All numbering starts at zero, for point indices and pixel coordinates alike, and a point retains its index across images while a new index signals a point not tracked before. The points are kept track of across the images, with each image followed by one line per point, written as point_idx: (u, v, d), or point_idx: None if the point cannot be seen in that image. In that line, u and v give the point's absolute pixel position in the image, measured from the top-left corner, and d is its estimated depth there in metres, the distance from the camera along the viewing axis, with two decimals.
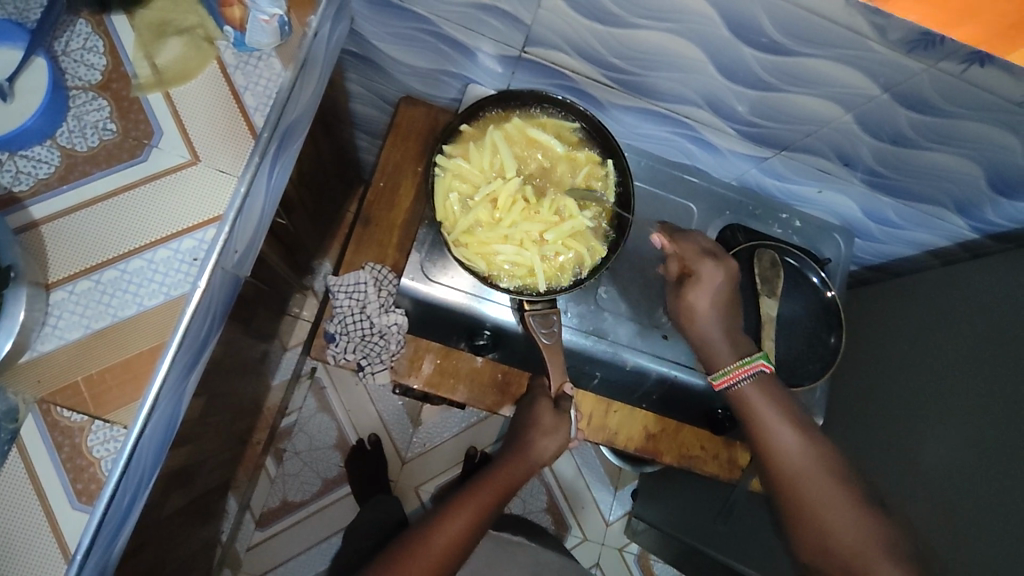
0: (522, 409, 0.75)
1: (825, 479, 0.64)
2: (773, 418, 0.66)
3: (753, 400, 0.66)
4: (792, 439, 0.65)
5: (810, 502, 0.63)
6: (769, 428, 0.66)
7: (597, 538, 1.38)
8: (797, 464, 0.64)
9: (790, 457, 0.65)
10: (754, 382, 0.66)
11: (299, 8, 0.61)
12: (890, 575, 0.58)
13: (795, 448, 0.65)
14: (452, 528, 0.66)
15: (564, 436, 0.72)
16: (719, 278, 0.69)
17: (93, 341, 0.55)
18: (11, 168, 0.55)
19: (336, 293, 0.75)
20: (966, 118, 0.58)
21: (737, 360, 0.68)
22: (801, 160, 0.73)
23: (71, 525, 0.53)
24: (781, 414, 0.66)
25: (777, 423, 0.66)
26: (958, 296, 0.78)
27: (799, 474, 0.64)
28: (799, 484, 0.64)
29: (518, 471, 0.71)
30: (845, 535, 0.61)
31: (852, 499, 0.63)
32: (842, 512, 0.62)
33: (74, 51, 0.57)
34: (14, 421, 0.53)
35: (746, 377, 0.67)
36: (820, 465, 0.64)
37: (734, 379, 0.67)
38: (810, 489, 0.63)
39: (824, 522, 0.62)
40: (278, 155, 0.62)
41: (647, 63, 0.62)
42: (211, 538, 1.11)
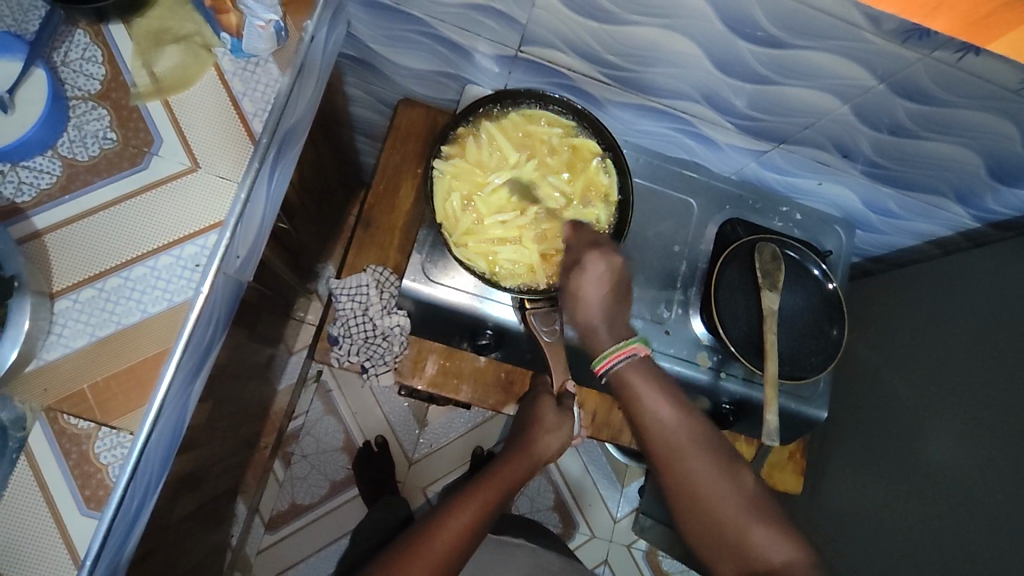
0: (525, 406, 0.76)
1: (698, 447, 0.61)
2: (650, 391, 0.62)
3: (633, 377, 0.62)
4: (668, 411, 0.62)
5: (685, 472, 0.60)
6: (646, 403, 0.62)
7: (605, 535, 1.38)
8: (671, 435, 0.61)
9: (663, 429, 0.61)
10: (632, 362, 0.63)
11: (295, 13, 0.61)
12: (766, 539, 0.57)
13: (670, 419, 0.61)
14: (457, 524, 0.64)
15: (568, 432, 0.74)
16: (603, 267, 0.63)
17: (98, 349, 0.55)
18: (13, 179, 0.55)
19: (339, 296, 0.75)
20: (964, 107, 0.58)
21: (615, 344, 0.63)
22: (799, 153, 0.73)
23: (80, 531, 0.54)
24: (654, 385, 0.62)
25: (653, 395, 0.62)
26: (961, 286, 0.78)
27: (674, 445, 0.61)
28: (672, 456, 0.61)
29: (523, 467, 0.71)
30: (718, 503, 0.59)
31: (725, 464, 0.60)
32: (712, 479, 0.60)
33: (73, 61, 0.57)
34: (22, 430, 0.54)
35: (621, 359, 0.63)
36: (694, 434, 0.61)
37: (614, 362, 0.63)
38: (687, 459, 0.60)
39: (699, 493, 0.59)
40: (278, 160, 0.63)
41: (643, 59, 0.63)
42: (220, 542, 1.11)
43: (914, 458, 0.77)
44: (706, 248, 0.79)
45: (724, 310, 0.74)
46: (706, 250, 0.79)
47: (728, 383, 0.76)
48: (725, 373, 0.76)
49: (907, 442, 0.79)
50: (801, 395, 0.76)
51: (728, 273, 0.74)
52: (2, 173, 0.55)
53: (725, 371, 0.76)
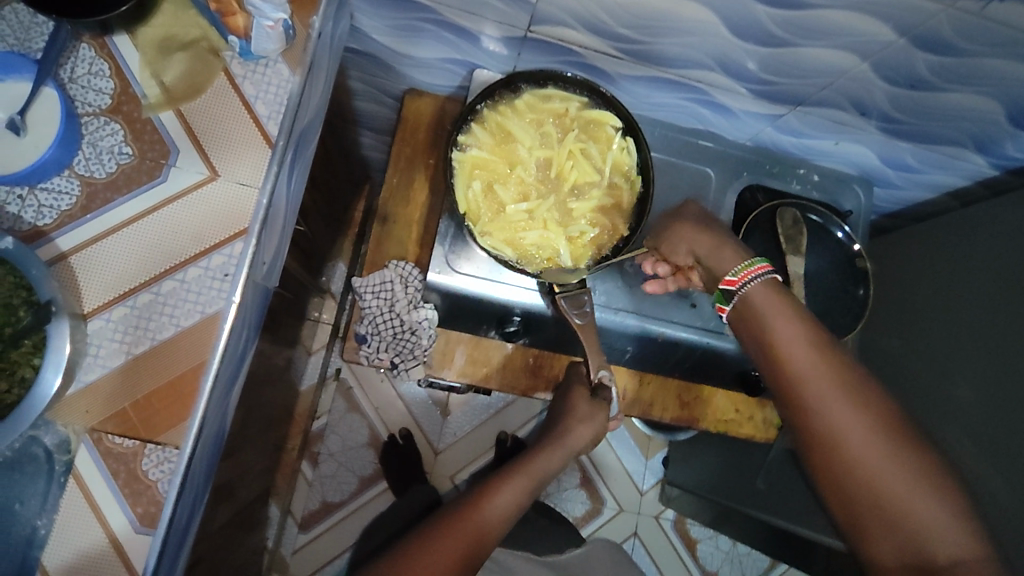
0: (560, 398, 0.76)
1: (841, 388, 0.56)
2: (778, 312, 0.59)
3: (759, 300, 0.60)
4: (794, 338, 0.58)
5: (818, 404, 0.56)
6: (770, 327, 0.59)
7: (633, 508, 1.39)
8: (800, 370, 0.57)
9: (793, 353, 0.58)
10: (761, 282, 0.61)
11: (300, 9, 0.60)
12: (930, 509, 0.52)
13: (792, 340, 0.58)
14: (487, 502, 0.66)
15: (601, 424, 0.73)
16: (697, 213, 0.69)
17: (136, 366, 0.55)
18: (33, 203, 0.54)
19: (363, 294, 0.75)
20: (986, 56, 0.57)
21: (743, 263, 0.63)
22: (817, 114, 0.72)
23: (134, 549, 0.53)
24: (786, 312, 0.59)
25: (786, 323, 0.59)
26: (983, 236, 0.78)
27: (813, 385, 0.56)
28: (811, 387, 0.57)
29: (553, 458, 0.71)
30: (860, 441, 0.54)
31: (845, 386, 0.56)
32: (860, 426, 0.54)
33: (80, 77, 0.56)
34: (67, 453, 0.54)
35: (755, 276, 0.61)
36: (831, 372, 0.56)
37: (746, 279, 0.61)
38: (833, 404, 0.55)
39: (830, 430, 0.55)
40: (295, 161, 0.62)
41: (656, 30, 0.62)
42: (257, 545, 1.12)
43: (936, 405, 0.77)
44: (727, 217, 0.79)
45: None
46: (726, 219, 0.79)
47: None
48: None
49: (928, 390, 0.79)
50: None
51: (751, 241, 0.74)
52: (21, 198, 0.54)
53: None
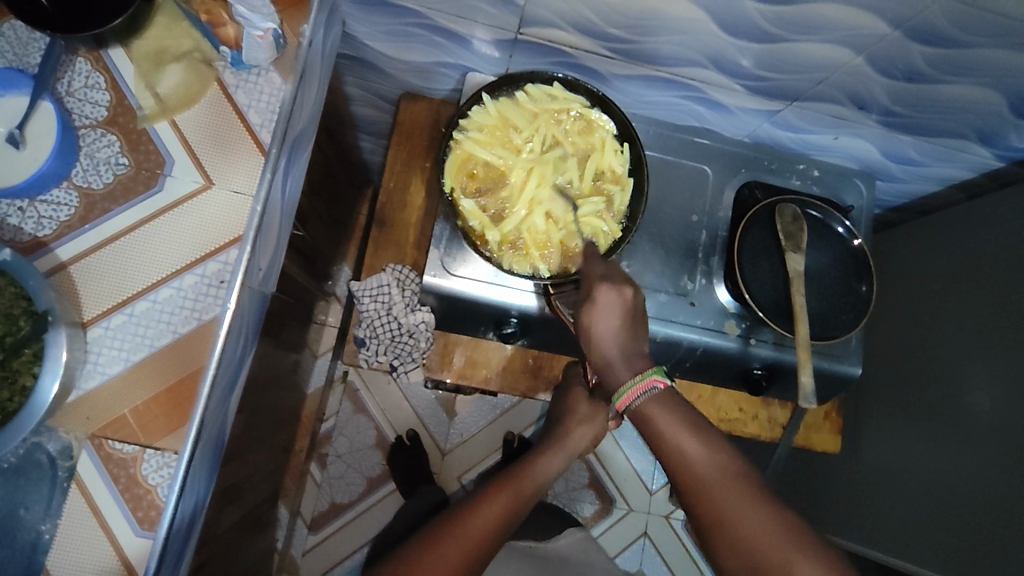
0: (558, 396, 0.77)
1: (737, 483, 0.53)
2: (676, 426, 0.56)
3: (651, 412, 0.57)
4: (697, 450, 0.55)
5: (726, 513, 0.52)
6: (670, 436, 0.56)
7: (643, 508, 1.39)
8: (700, 472, 0.54)
9: (694, 465, 0.54)
10: (653, 396, 0.57)
11: (290, 18, 0.61)
12: (801, 566, 0.49)
13: (700, 458, 0.54)
14: (490, 509, 0.63)
15: (602, 425, 0.72)
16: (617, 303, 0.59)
17: (135, 372, 0.56)
18: (33, 214, 0.56)
19: (361, 298, 0.77)
20: (982, 46, 0.56)
21: (633, 377, 0.58)
22: (813, 108, 0.71)
23: (135, 552, 0.54)
24: (676, 414, 0.56)
25: (678, 431, 0.56)
26: (990, 229, 0.76)
27: (704, 487, 0.53)
28: (712, 493, 0.53)
29: (556, 459, 0.69)
30: (759, 538, 0.50)
31: (761, 495, 0.52)
32: (730, 511, 0.52)
33: (77, 90, 0.57)
34: (69, 459, 0.55)
35: (642, 395, 0.57)
36: (729, 471, 0.54)
37: (632, 396, 0.57)
38: (716, 496, 0.53)
39: (726, 525, 0.52)
40: (289, 170, 0.63)
41: (647, 29, 0.61)
42: (267, 547, 1.13)
43: (954, 408, 0.76)
44: (724, 214, 0.78)
45: (752, 275, 0.72)
46: (724, 216, 0.78)
47: (759, 349, 0.75)
48: (755, 339, 0.75)
49: (944, 392, 0.78)
50: (833, 353, 0.76)
51: (749, 237, 0.73)
52: (22, 210, 0.55)
53: (755, 337, 0.75)
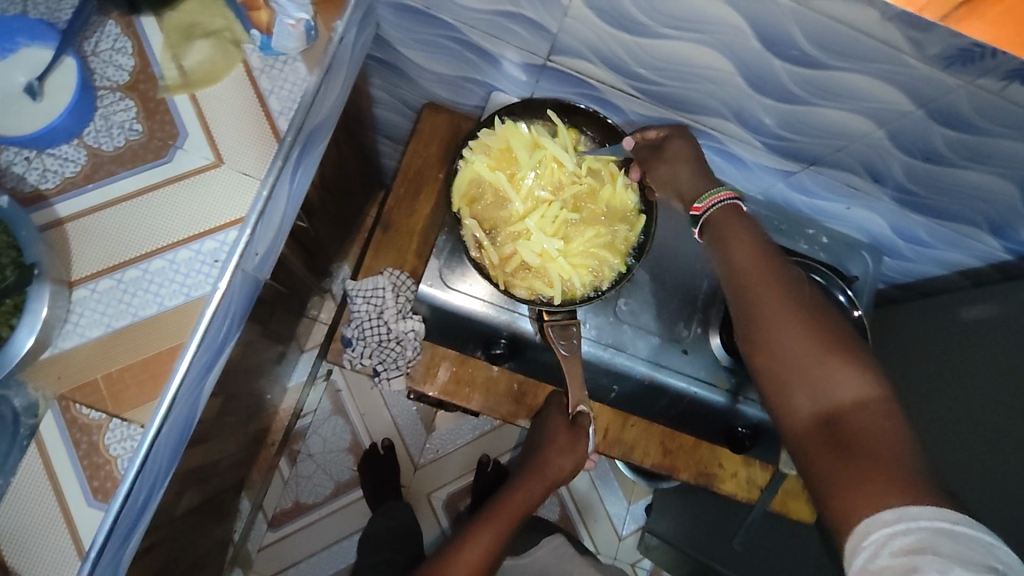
0: (537, 424, 0.73)
1: (786, 289, 0.53)
2: (739, 234, 0.56)
3: (714, 224, 0.57)
4: (748, 253, 0.55)
5: (772, 322, 0.52)
6: (728, 250, 0.56)
7: (610, 553, 1.36)
8: (750, 272, 0.54)
9: (742, 270, 0.55)
10: (725, 209, 0.57)
11: (325, 11, 0.61)
12: (839, 376, 0.49)
13: (753, 254, 0.55)
14: (472, 552, 0.64)
15: (582, 452, 0.70)
16: (693, 142, 0.64)
17: (113, 340, 0.55)
18: (38, 166, 0.55)
19: (354, 298, 0.75)
20: (1004, 137, 0.56)
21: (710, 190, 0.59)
22: (829, 175, 0.71)
23: (85, 522, 0.53)
24: (742, 229, 0.56)
25: (736, 238, 0.56)
26: (986, 321, 0.76)
27: (756, 282, 0.54)
28: (762, 297, 0.53)
29: (534, 490, 0.69)
30: (795, 347, 0.51)
31: (812, 315, 0.52)
32: (786, 306, 0.52)
33: (103, 51, 0.58)
34: (33, 417, 0.53)
35: (717, 206, 0.58)
36: (778, 278, 0.53)
37: (713, 203, 0.58)
38: (766, 301, 0.53)
39: (777, 335, 0.51)
40: (301, 159, 0.63)
41: (674, 74, 0.62)
42: (223, 537, 1.11)
43: None
44: None
45: None
46: None
47: (746, 407, 0.76)
48: (743, 397, 0.75)
49: None
50: None
51: None
52: (27, 160, 0.55)
53: (743, 395, 0.75)
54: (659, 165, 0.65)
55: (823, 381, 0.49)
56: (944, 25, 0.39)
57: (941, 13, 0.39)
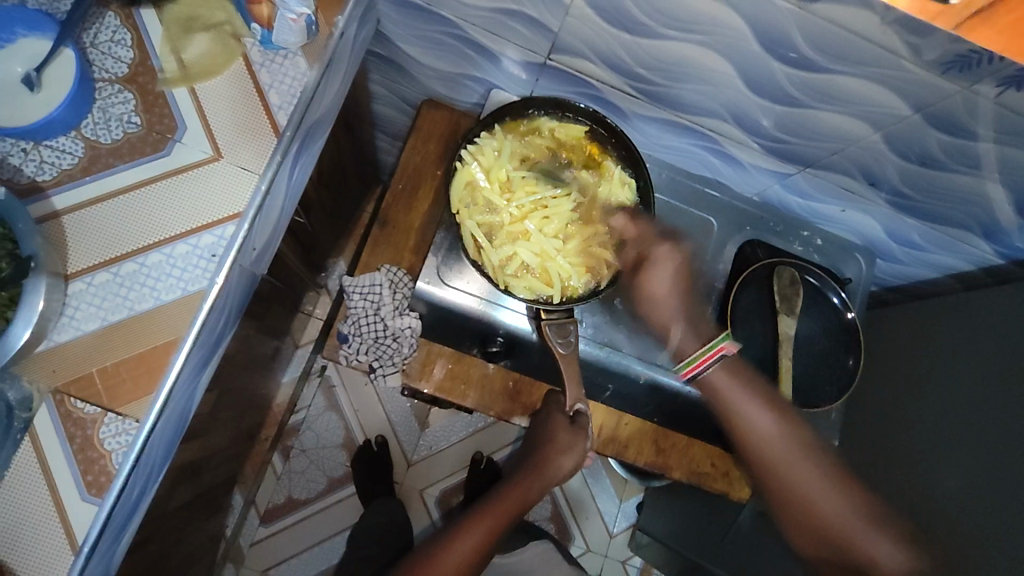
0: (538, 424, 0.72)
1: (802, 457, 0.63)
2: (746, 403, 0.65)
3: (719, 384, 0.65)
4: (766, 421, 0.64)
5: (805, 492, 0.62)
6: (740, 411, 0.65)
7: (600, 550, 1.36)
8: (767, 439, 0.64)
9: (766, 437, 0.64)
10: (719, 368, 0.65)
11: (326, 7, 0.61)
12: (874, 545, 0.59)
13: (768, 425, 0.64)
14: (465, 544, 0.64)
15: (582, 454, 0.69)
16: (672, 258, 0.66)
17: (108, 334, 0.54)
18: (36, 158, 0.55)
19: (351, 294, 0.74)
20: (999, 142, 0.56)
21: (701, 347, 0.66)
22: (825, 178, 0.72)
23: (78, 515, 0.53)
24: (755, 395, 0.65)
25: (753, 408, 0.65)
26: (979, 324, 0.76)
27: (775, 451, 0.63)
28: (789, 467, 0.63)
29: (535, 488, 0.68)
30: (824, 506, 0.61)
31: (835, 478, 0.62)
32: (811, 476, 0.62)
33: (102, 43, 0.57)
34: (28, 410, 0.52)
35: (713, 362, 0.65)
36: (797, 443, 0.63)
37: (705, 364, 0.65)
38: (787, 472, 0.63)
39: (814, 505, 0.61)
40: (300, 154, 0.62)
41: (672, 74, 0.62)
42: (215, 532, 1.10)
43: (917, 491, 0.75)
44: (724, 267, 0.78)
45: (740, 334, 0.73)
46: (723, 269, 0.78)
47: None
48: None
49: (911, 475, 0.77)
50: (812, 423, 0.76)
51: (744, 296, 0.74)
52: (25, 151, 0.55)
53: None
54: (641, 288, 0.67)
55: (864, 553, 0.59)
56: (957, 33, 0.43)
57: (954, 23, 0.42)
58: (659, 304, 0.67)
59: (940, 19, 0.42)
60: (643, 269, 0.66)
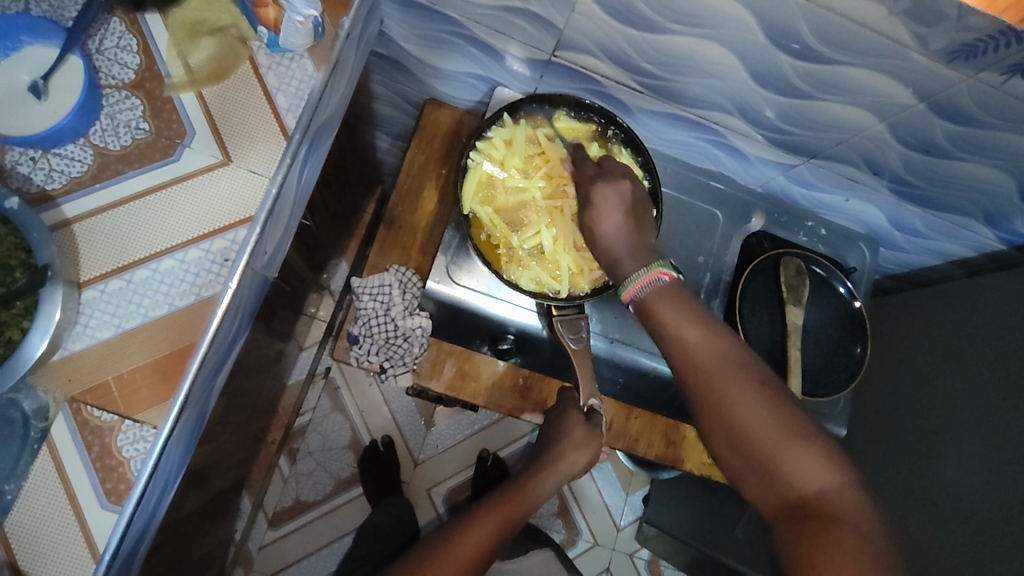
0: (551, 420, 0.72)
1: (737, 374, 0.51)
2: (680, 319, 0.52)
3: (655, 301, 0.53)
4: (698, 334, 0.52)
5: (732, 402, 0.50)
6: (670, 326, 0.52)
7: (608, 543, 1.37)
8: (696, 358, 0.51)
9: (695, 351, 0.51)
10: (656, 290, 0.53)
11: (331, 8, 0.61)
12: (806, 464, 0.49)
13: (698, 339, 0.51)
14: (472, 538, 0.62)
15: (596, 450, 0.69)
16: (615, 196, 0.56)
17: (123, 342, 0.54)
18: (44, 166, 0.55)
19: (360, 295, 0.74)
20: (1002, 129, 0.57)
21: (640, 268, 0.53)
22: (829, 168, 0.72)
23: (98, 524, 0.52)
24: (682, 311, 0.52)
25: (682, 320, 0.52)
26: (985, 310, 0.77)
27: (706, 376, 0.51)
28: (724, 390, 0.51)
29: (548, 483, 0.67)
30: (760, 432, 0.49)
31: (766, 389, 0.50)
32: (731, 388, 0.50)
33: (107, 49, 0.57)
34: (44, 420, 0.53)
35: (647, 286, 0.53)
36: (728, 356, 0.51)
37: (639, 288, 0.53)
38: (726, 399, 0.50)
39: (736, 414, 0.50)
40: (308, 156, 0.62)
41: (677, 68, 0.62)
42: (225, 536, 1.10)
43: (934, 477, 0.76)
44: (731, 259, 0.79)
45: (749, 325, 0.73)
46: (730, 262, 0.79)
47: None
48: None
49: (926, 462, 0.78)
50: (821, 411, 0.76)
51: (752, 286, 0.74)
52: (33, 160, 0.55)
53: None
54: (590, 225, 0.57)
55: (788, 471, 0.49)
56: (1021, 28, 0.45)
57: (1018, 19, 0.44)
58: (604, 226, 0.56)
59: (1007, 15, 0.44)
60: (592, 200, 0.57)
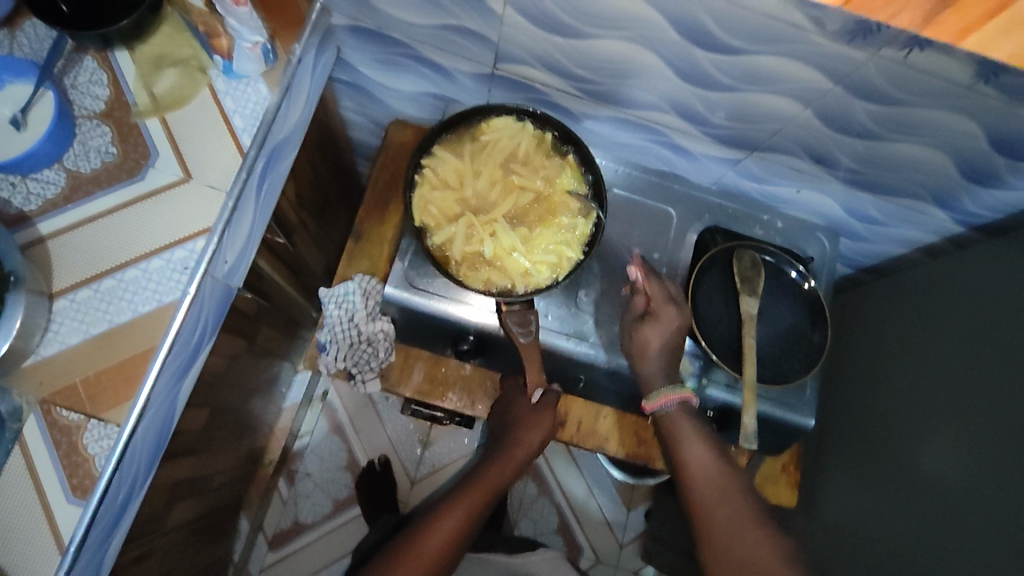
0: (501, 406, 0.76)
1: (735, 500, 0.62)
2: (688, 437, 0.67)
3: (672, 421, 0.69)
4: (703, 458, 0.66)
5: (727, 531, 0.60)
6: (681, 446, 0.67)
7: (611, 561, 1.35)
8: (705, 483, 0.64)
9: (698, 473, 0.65)
10: (679, 406, 0.68)
11: (284, 37, 0.67)
12: None
13: (703, 461, 0.66)
14: (445, 528, 0.66)
15: (549, 425, 0.73)
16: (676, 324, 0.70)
17: (91, 346, 0.58)
18: (23, 190, 0.60)
19: (327, 303, 0.78)
20: (921, 106, 0.58)
21: (667, 385, 0.69)
22: (773, 160, 0.74)
23: (65, 518, 0.56)
24: (697, 432, 0.68)
25: (693, 443, 0.67)
26: (952, 291, 0.76)
27: (707, 493, 0.64)
28: (718, 507, 0.62)
29: (510, 466, 0.72)
30: (749, 550, 0.58)
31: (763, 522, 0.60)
32: (736, 517, 0.61)
33: (81, 84, 0.63)
34: (17, 421, 0.56)
35: (674, 400, 0.68)
36: (730, 484, 0.64)
37: (665, 400, 0.68)
38: (721, 516, 0.61)
39: (731, 536, 0.60)
40: (266, 173, 0.67)
41: (609, 71, 0.66)
42: (221, 557, 1.12)
43: (916, 473, 0.74)
44: (686, 255, 0.80)
45: (704, 315, 0.74)
46: (685, 258, 0.80)
47: (713, 390, 0.75)
48: (708, 379, 0.75)
49: (908, 456, 0.76)
50: (787, 402, 0.75)
51: (707, 277, 0.76)
52: (12, 185, 0.60)
53: (707, 377, 0.75)
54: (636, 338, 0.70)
55: None
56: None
57: None
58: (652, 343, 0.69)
59: None
60: (644, 322, 0.70)
